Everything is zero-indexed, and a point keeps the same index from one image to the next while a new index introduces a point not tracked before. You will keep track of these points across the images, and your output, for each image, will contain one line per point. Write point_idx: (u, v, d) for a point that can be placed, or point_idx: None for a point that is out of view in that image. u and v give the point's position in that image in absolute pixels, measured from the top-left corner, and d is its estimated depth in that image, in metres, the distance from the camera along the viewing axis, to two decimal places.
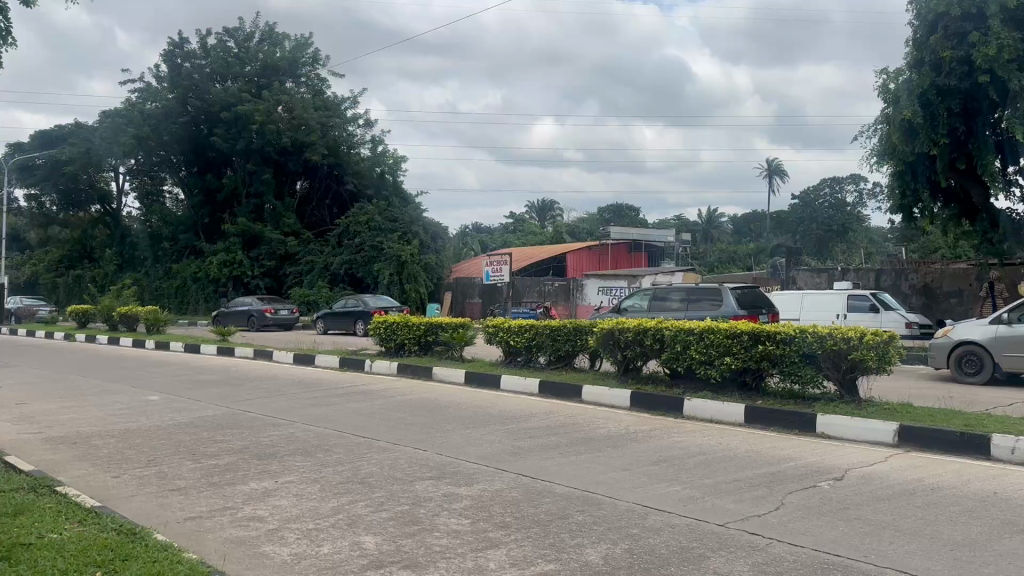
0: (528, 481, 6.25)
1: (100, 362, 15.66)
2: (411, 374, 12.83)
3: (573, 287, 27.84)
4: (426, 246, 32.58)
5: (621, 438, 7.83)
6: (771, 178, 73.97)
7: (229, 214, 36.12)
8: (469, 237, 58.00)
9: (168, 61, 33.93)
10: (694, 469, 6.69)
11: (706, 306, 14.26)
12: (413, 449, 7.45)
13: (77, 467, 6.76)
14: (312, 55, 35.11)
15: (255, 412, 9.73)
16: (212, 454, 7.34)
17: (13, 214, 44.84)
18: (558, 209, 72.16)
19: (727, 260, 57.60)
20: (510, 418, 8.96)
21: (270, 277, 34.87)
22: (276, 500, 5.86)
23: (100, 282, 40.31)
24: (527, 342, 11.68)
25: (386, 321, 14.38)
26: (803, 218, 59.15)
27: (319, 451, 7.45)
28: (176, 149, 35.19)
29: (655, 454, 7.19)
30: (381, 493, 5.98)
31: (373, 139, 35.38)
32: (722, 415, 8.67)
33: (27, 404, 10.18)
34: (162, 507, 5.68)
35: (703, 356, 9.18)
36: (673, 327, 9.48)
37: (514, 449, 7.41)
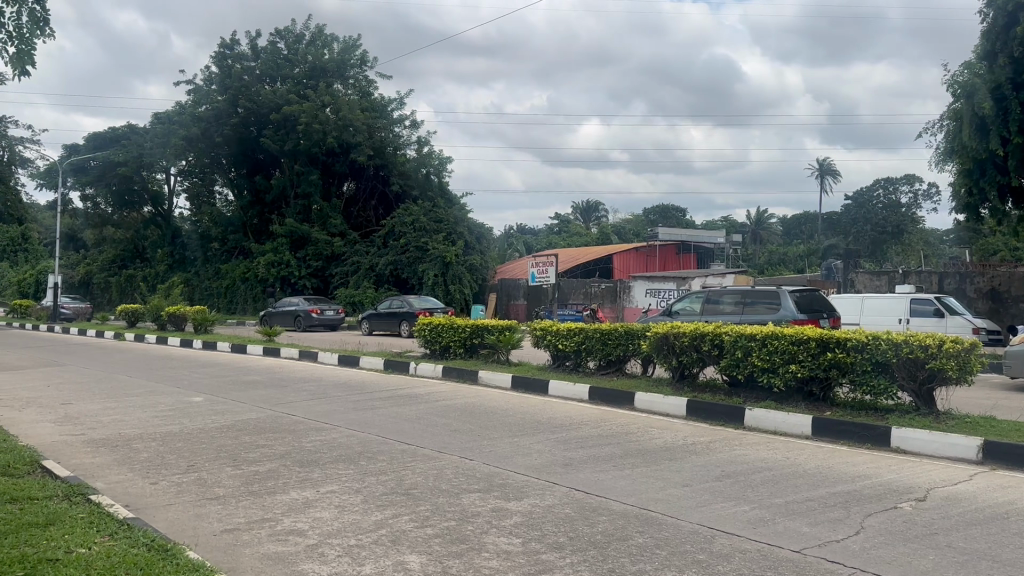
0: (581, 496, 5.85)
1: (146, 362, 15.70)
2: (457, 377, 12.51)
3: (620, 288, 27.27)
4: (470, 246, 32.37)
5: (679, 451, 7.37)
6: (822, 179, 72.24)
7: (277, 214, 36.39)
8: (514, 239, 57.72)
9: (219, 62, 34.47)
10: (762, 486, 6.23)
11: (762, 310, 13.66)
12: (459, 458, 7.10)
13: (115, 472, 6.56)
14: (360, 57, 35.17)
15: (297, 415, 9.49)
16: (253, 460, 7.10)
17: (69, 215, 46.05)
18: (604, 210, 71.55)
19: (777, 262, 56.38)
20: (560, 425, 8.55)
21: (318, 278, 35.02)
22: (316, 512, 5.56)
23: (152, 281, 41.17)
24: (577, 346, 11.27)
25: (431, 322, 14.11)
26: (857, 219, 57.60)
27: (362, 458, 7.15)
28: (226, 151, 35.56)
29: (717, 468, 6.73)
30: (427, 506, 5.64)
31: (418, 140, 35.22)
32: (787, 427, 8.16)
33: (73, 404, 10.12)
34: (198, 517, 5.42)
35: (766, 364, 8.66)
36: (734, 331, 8.97)
37: (566, 459, 7.00)
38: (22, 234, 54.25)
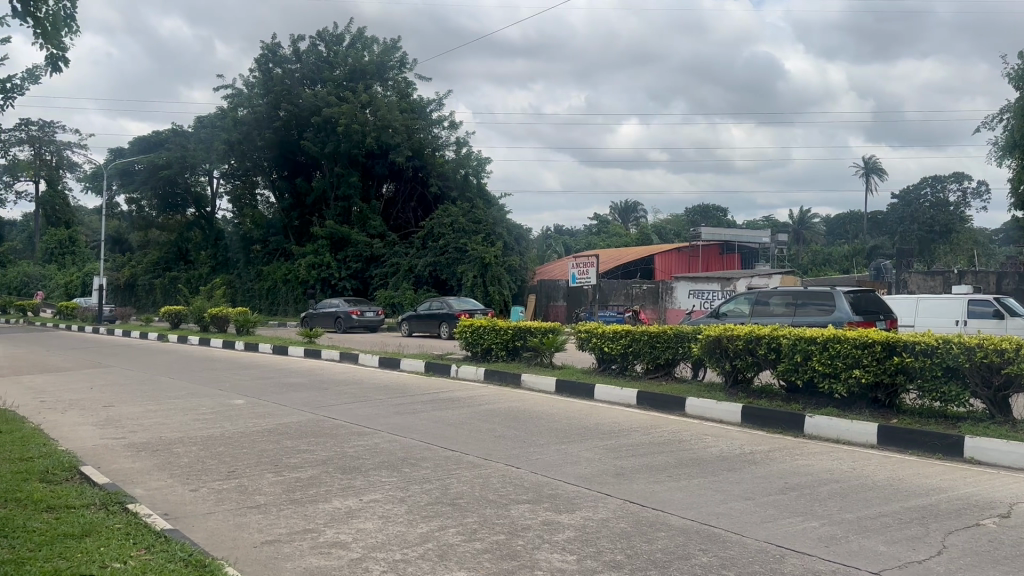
0: (636, 509, 5.54)
1: (187, 363, 15.74)
2: (498, 380, 12.25)
3: (662, 290, 26.74)
4: (509, 247, 32.25)
5: (737, 460, 7.01)
6: (868, 177, 70.59)
7: (318, 216, 36.57)
8: (552, 240, 57.48)
9: (261, 66, 34.77)
10: (830, 501, 5.86)
11: (815, 312, 13.13)
12: (506, 466, 6.83)
13: (155, 478, 6.43)
14: (399, 59, 35.16)
15: (338, 419, 9.30)
16: (295, 466, 6.91)
17: (115, 218, 46.98)
18: (643, 210, 70.90)
19: (823, 262, 55.15)
20: (607, 432, 8.22)
21: (357, 279, 35.13)
22: (359, 522, 5.33)
23: (195, 283, 41.78)
24: (623, 349, 10.89)
25: (472, 324, 13.86)
26: (903, 218, 56.17)
27: (406, 465, 6.92)
28: (267, 154, 35.89)
29: (779, 481, 6.39)
30: (474, 518, 5.38)
31: (457, 141, 35.05)
32: (852, 436, 7.76)
33: (114, 406, 10.07)
34: (239, 527, 5.22)
35: (827, 368, 8.24)
36: (792, 334, 8.57)
37: (617, 469, 6.68)
38: (70, 237, 55.55)
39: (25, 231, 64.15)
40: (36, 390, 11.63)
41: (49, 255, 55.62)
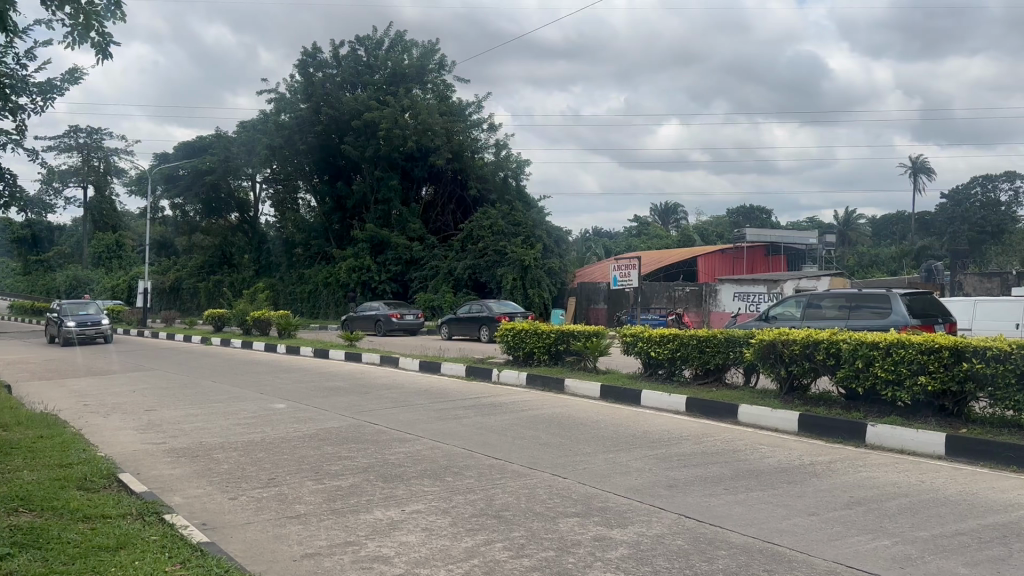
0: (693, 525, 5.23)
1: (228, 366, 15.76)
2: (541, 385, 11.97)
3: (706, 292, 26.20)
4: (549, 249, 32.05)
5: (798, 472, 6.64)
6: (916, 177, 68.75)
7: (358, 220, 36.73)
8: (592, 241, 57.02)
9: (302, 71, 34.98)
10: (901, 517, 5.50)
11: (869, 315, 12.61)
12: (552, 476, 6.55)
13: (194, 485, 6.31)
14: (438, 62, 35.20)
15: (380, 425, 9.13)
16: (336, 474, 6.73)
17: (161, 223, 47.95)
18: (683, 212, 70.00)
19: (870, 264, 53.77)
20: (657, 441, 7.89)
21: (397, 282, 35.17)
22: (402, 535, 5.11)
23: (238, 286, 42.28)
24: (671, 354, 10.54)
25: (513, 328, 13.58)
26: (953, 218, 54.57)
27: (449, 474, 6.70)
28: (308, 159, 36.14)
29: (843, 495, 6.02)
30: (521, 532, 5.12)
31: (497, 144, 34.91)
32: (917, 446, 7.34)
33: (156, 410, 10.04)
34: (278, 539, 5.04)
35: (889, 375, 7.83)
36: (852, 339, 8.16)
37: (670, 480, 6.36)
38: (117, 241, 56.79)
39: (74, 236, 65.80)
40: (80, 394, 11.66)
41: (97, 259, 56.84)
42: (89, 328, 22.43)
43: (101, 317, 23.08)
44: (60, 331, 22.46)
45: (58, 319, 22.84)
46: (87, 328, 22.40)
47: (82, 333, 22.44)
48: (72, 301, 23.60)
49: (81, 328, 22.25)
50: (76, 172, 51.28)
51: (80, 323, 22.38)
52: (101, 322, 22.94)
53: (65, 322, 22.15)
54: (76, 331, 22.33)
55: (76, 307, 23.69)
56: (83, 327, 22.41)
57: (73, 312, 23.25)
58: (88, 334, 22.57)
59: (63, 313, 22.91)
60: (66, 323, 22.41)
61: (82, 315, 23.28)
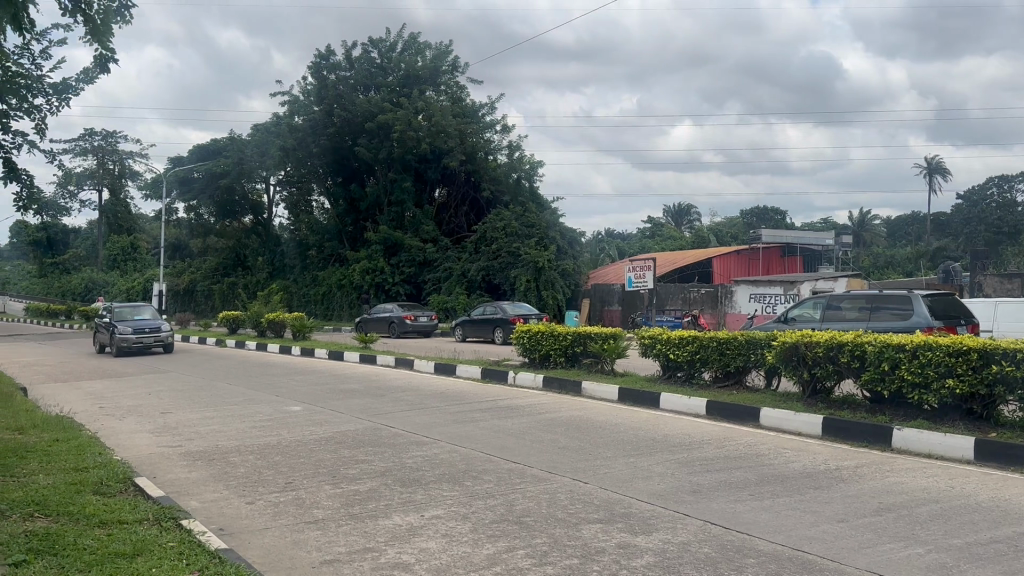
0: (719, 532, 5.11)
1: (244, 369, 15.68)
2: (558, 388, 11.85)
3: (722, 294, 26.01)
4: (562, 251, 31.96)
5: (824, 478, 6.50)
6: (931, 177, 68.20)
7: (372, 222, 36.73)
8: (605, 243, 56.91)
9: (316, 73, 35.02)
10: (933, 523, 5.37)
11: (890, 317, 12.41)
12: (573, 481, 6.44)
13: (210, 489, 6.24)
14: (451, 63, 35.22)
15: (396, 427, 9.04)
16: (353, 478, 6.65)
17: (176, 226, 48.30)
18: (696, 213, 69.71)
19: (885, 265, 53.37)
20: (678, 444, 7.76)
21: (411, 284, 35.15)
22: (422, 542, 5.01)
23: (253, 289, 42.38)
24: (690, 356, 10.41)
25: (529, 329, 13.49)
26: (970, 219, 54.08)
27: (468, 478, 6.60)
28: (322, 161, 36.18)
29: (872, 500, 5.88)
30: (543, 539, 5.01)
31: (510, 145, 34.84)
32: (944, 450, 7.18)
33: (171, 414, 10.00)
34: (295, 545, 4.96)
35: (916, 378, 7.66)
36: (878, 341, 8.00)
37: (693, 485, 6.24)
38: (132, 244, 57.14)
39: (89, 239, 66.32)
40: (95, 396, 11.64)
41: (113, 262, 57.24)
42: (148, 336, 19.16)
43: (161, 323, 19.80)
44: (112, 339, 19.20)
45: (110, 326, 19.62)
46: (144, 336, 19.14)
47: (138, 340, 19.18)
48: (125, 304, 20.34)
49: (137, 336, 18.98)
50: (92, 175, 51.69)
51: (136, 331, 19.11)
52: (161, 328, 19.64)
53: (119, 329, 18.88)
54: (132, 338, 19.06)
55: (130, 312, 20.43)
56: (140, 334, 19.14)
57: (128, 317, 19.97)
58: (146, 343, 19.32)
59: (116, 318, 19.64)
60: (119, 329, 19.13)
61: (137, 321, 20.01)
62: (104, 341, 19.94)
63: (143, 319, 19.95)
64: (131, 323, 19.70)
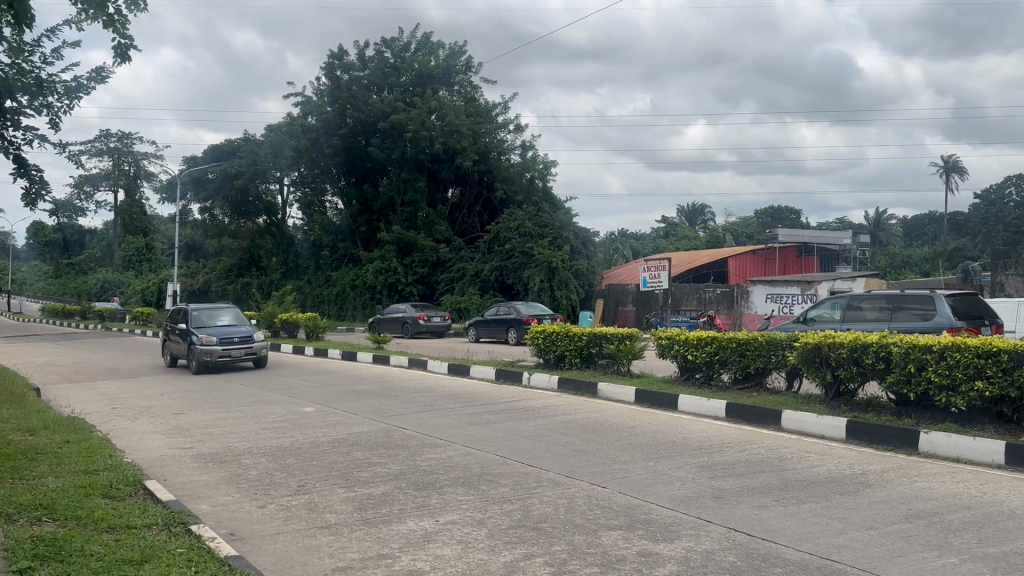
0: (744, 539, 4.93)
1: (260, 370, 15.53)
2: (574, 390, 11.69)
3: (738, 294, 25.77)
4: (576, 251, 31.81)
5: (850, 482, 6.31)
6: (948, 177, 67.45)
7: (385, 222, 36.67)
8: (619, 243, 56.66)
9: (329, 73, 35.06)
10: (966, 531, 5.17)
11: (911, 317, 12.17)
12: (591, 486, 6.28)
13: (221, 493, 6.13)
14: (465, 63, 35.15)
15: (410, 430, 8.90)
16: (367, 481, 6.52)
17: (190, 226, 48.50)
18: (710, 213, 69.34)
19: (902, 265, 52.83)
20: (698, 448, 7.58)
21: (424, 284, 35.06)
22: (437, 548, 4.87)
23: (266, 289, 42.44)
24: (709, 357, 10.22)
25: (544, 330, 13.33)
26: (988, 219, 53.42)
27: (483, 482, 6.46)
28: (335, 161, 36.19)
29: (901, 507, 5.68)
30: (562, 546, 4.86)
31: (523, 145, 34.69)
32: (974, 454, 6.97)
33: (184, 415, 9.92)
34: (307, 551, 4.83)
35: (944, 380, 7.44)
36: (903, 342, 7.80)
37: (715, 491, 6.06)
38: (146, 245, 57.35)
39: (105, 240, 66.77)
40: (108, 396, 11.61)
41: (128, 263, 57.57)
42: (238, 349, 15.05)
43: (250, 330, 15.65)
44: (191, 352, 15.07)
45: (187, 335, 15.48)
46: (233, 348, 15.03)
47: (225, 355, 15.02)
48: (204, 307, 16.15)
49: (225, 349, 14.88)
50: (107, 176, 52.06)
51: (223, 342, 14.99)
52: (251, 337, 15.45)
53: (203, 341, 14.78)
54: (216, 351, 14.95)
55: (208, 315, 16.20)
56: (227, 345, 15.01)
57: (208, 323, 15.78)
58: (235, 356, 15.18)
59: (193, 325, 15.50)
60: (200, 339, 15.02)
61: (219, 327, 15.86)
62: (177, 354, 15.82)
63: (227, 325, 15.77)
64: (212, 330, 15.53)
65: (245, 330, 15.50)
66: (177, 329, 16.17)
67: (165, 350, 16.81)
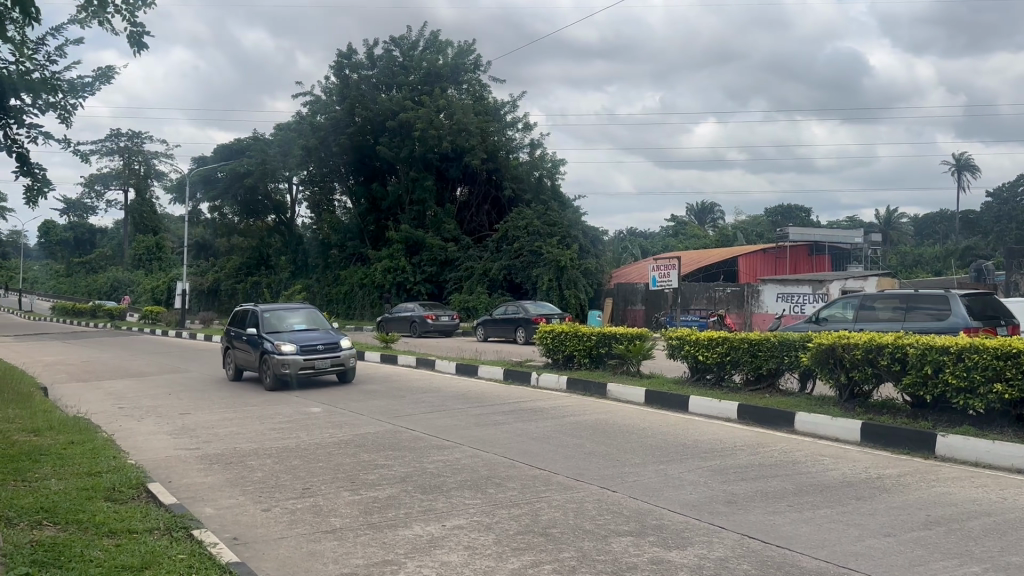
0: (758, 547, 4.81)
1: (344, 382, 12.84)
2: (583, 390, 11.58)
3: (748, 293, 25.54)
4: (585, 250, 31.70)
5: (866, 487, 6.17)
6: (960, 175, 66.92)
7: (393, 221, 36.61)
8: (629, 242, 56.44)
9: (338, 72, 35.03)
10: (988, 539, 5.02)
11: (925, 317, 11.98)
12: (601, 490, 6.16)
13: (225, 495, 6.04)
14: (473, 62, 35.05)
15: (417, 431, 8.80)
16: (373, 484, 6.42)
17: (199, 225, 48.58)
18: (720, 211, 69.04)
19: (913, 264, 52.45)
20: (710, 451, 7.45)
21: (432, 283, 34.98)
22: (443, 554, 4.76)
23: (275, 288, 42.43)
24: (720, 358, 10.08)
25: (553, 329, 13.21)
26: (1001, 217, 52.95)
27: (491, 485, 6.35)
28: (344, 160, 36.13)
29: (919, 513, 5.53)
30: (571, 553, 4.74)
31: (531, 143, 34.56)
32: (993, 458, 6.80)
33: (191, 415, 9.85)
34: (311, 557, 4.73)
35: (962, 382, 7.28)
36: (920, 343, 7.64)
37: (728, 495, 5.93)
38: (156, 244, 56.85)
39: (115, 238, 66.98)
40: (115, 396, 11.56)
41: (138, 262, 57.76)
42: (323, 359, 12.17)
43: (335, 334, 12.75)
44: (266, 363, 12.23)
45: (259, 342, 12.63)
46: (318, 358, 12.15)
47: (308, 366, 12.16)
48: (279, 307, 13.28)
49: (307, 359, 12.01)
50: (117, 175, 52.23)
51: (304, 350, 12.13)
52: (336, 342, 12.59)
53: (281, 350, 11.93)
54: (296, 362, 12.10)
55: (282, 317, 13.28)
56: (309, 354, 12.16)
57: (282, 327, 12.92)
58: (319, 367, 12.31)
59: (266, 329, 12.68)
60: (275, 347, 12.18)
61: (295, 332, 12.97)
62: (246, 364, 13.01)
63: (307, 329, 12.86)
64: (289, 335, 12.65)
65: (329, 335, 12.63)
66: (244, 335, 13.31)
67: (229, 360, 13.98)
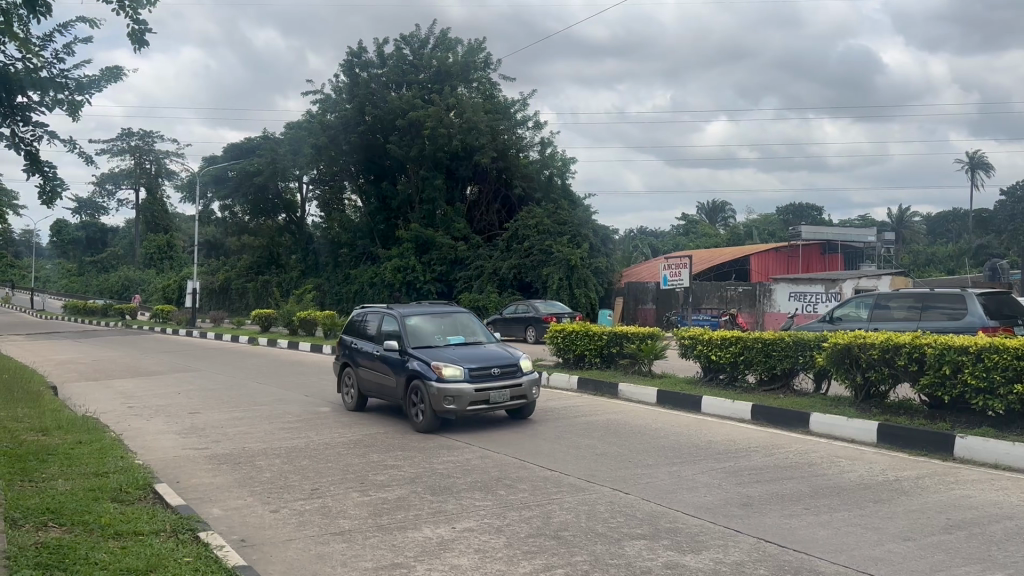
0: (775, 551, 4.71)
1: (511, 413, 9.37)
2: (593, 390, 11.48)
3: (760, 292, 25.34)
4: (596, 249, 31.60)
5: (883, 490, 6.05)
6: (973, 173, 66.43)
7: (403, 220, 36.58)
8: (639, 241, 56.26)
9: (348, 71, 35.02)
10: (1010, 543, 4.91)
11: (941, 316, 11.80)
12: (613, 491, 6.07)
13: (234, 496, 5.98)
14: (484, 60, 34.93)
15: (426, 431, 8.72)
16: (382, 485, 6.35)
17: (209, 224, 48.68)
18: (730, 211, 68.72)
19: (926, 264, 52.04)
20: (724, 452, 7.34)
21: (442, 282, 34.92)
22: (453, 557, 4.68)
23: (286, 287, 42.51)
24: (732, 358, 9.96)
25: (563, 329, 13.10)
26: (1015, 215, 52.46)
27: (501, 487, 6.27)
28: (354, 159, 36.09)
29: (939, 516, 5.42)
30: (583, 556, 4.65)
31: (541, 141, 34.42)
32: (1012, 460, 6.66)
33: (200, 414, 9.81)
34: (320, 559, 4.67)
35: (981, 382, 7.14)
36: (938, 342, 7.50)
37: (743, 498, 5.83)
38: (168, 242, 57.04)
39: (127, 237, 67.25)
40: (125, 395, 11.55)
41: (150, 260, 58.00)
42: (500, 390, 8.53)
43: (507, 350, 9.07)
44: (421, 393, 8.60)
45: (402, 361, 9.04)
46: (493, 388, 8.50)
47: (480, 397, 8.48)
48: (421, 312, 9.66)
49: (479, 391, 8.39)
50: (129, 175, 52.47)
51: (475, 376, 8.49)
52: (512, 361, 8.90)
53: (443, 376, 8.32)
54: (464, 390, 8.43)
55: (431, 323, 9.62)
56: (480, 378, 8.49)
57: (431, 337, 9.31)
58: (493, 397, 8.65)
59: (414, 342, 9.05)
60: (433, 369, 8.51)
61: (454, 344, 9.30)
62: (383, 390, 9.41)
63: (464, 341, 9.27)
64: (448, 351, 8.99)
65: (501, 352, 9.00)
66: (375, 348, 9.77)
67: (349, 382, 10.42)
